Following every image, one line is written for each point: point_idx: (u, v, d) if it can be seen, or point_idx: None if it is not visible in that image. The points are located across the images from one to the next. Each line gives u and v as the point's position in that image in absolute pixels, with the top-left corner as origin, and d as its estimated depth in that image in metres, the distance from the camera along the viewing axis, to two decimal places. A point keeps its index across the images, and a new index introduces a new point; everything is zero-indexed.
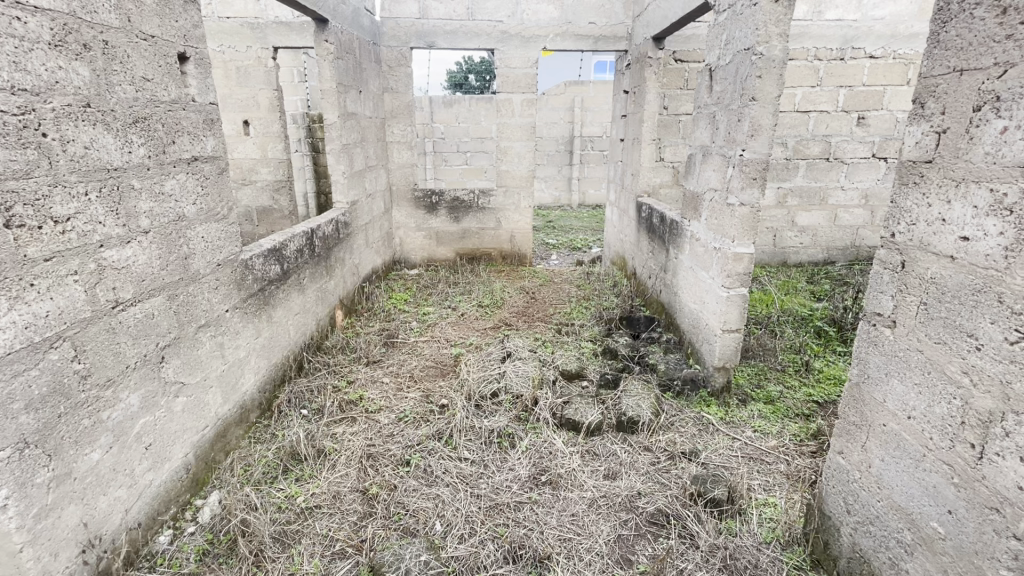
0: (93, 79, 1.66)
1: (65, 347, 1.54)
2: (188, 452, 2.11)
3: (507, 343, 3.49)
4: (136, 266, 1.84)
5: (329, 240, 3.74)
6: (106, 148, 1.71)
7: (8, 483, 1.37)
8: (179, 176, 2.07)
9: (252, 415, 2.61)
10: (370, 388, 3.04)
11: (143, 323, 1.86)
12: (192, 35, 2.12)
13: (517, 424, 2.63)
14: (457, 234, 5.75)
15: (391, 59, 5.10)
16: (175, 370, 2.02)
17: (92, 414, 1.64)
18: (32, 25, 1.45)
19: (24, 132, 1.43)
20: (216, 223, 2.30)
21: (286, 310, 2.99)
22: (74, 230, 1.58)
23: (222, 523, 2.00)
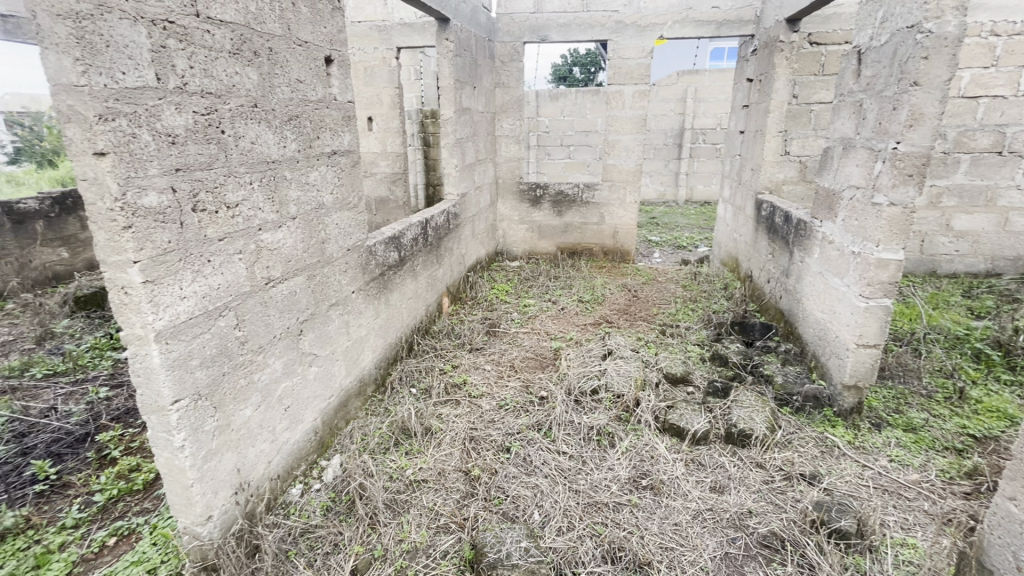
0: (259, 82, 1.89)
1: (230, 316, 1.79)
2: (317, 418, 2.35)
3: (609, 340, 3.44)
4: (285, 248, 2.07)
5: (440, 229, 3.93)
6: (266, 143, 1.93)
7: (185, 427, 1.61)
8: (321, 168, 2.29)
9: (369, 388, 2.83)
10: (473, 373, 3.17)
11: (288, 299, 2.09)
12: (337, 39, 2.34)
13: (617, 424, 2.57)
14: (559, 227, 5.76)
15: (504, 54, 5.19)
16: (310, 342, 2.25)
17: (246, 375, 1.88)
18: (218, 36, 1.68)
19: (208, 129, 1.66)
20: (348, 211, 2.52)
21: (401, 294, 3.20)
22: (241, 214, 1.82)
23: (343, 484, 2.20)
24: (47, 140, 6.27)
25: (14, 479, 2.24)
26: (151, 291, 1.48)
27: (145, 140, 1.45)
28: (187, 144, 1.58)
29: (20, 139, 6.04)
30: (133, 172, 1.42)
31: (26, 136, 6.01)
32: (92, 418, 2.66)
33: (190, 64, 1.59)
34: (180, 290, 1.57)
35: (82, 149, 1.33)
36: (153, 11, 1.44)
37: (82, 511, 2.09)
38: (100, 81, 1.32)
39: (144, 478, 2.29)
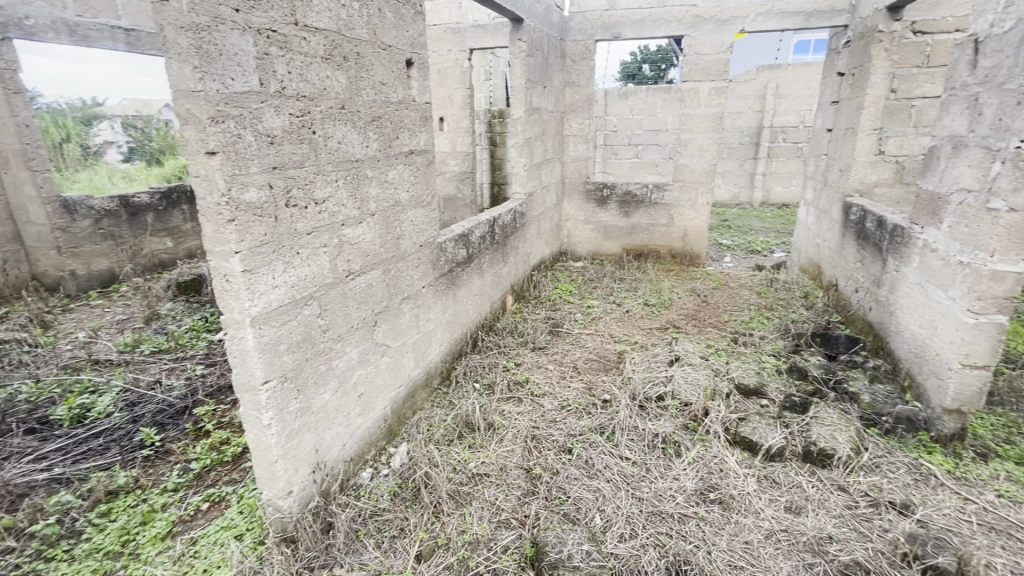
0: (347, 85, 1.99)
1: (314, 306, 1.90)
2: (387, 406, 2.45)
3: (676, 346, 3.33)
4: (364, 243, 2.17)
5: (507, 228, 3.97)
6: (351, 143, 2.04)
7: (272, 407, 1.74)
8: (399, 167, 2.38)
9: (435, 380, 2.92)
10: (536, 372, 3.17)
11: (365, 291, 2.20)
12: (417, 42, 2.42)
13: (684, 433, 2.49)
14: (626, 229, 5.64)
15: (575, 53, 5.16)
16: (383, 334, 2.35)
17: (326, 362, 1.99)
18: (312, 43, 1.79)
19: (302, 130, 1.78)
20: (422, 209, 2.61)
21: (468, 290, 3.27)
22: (327, 209, 1.93)
23: (410, 472, 2.27)
24: (155, 141, 6.95)
25: (127, 443, 2.51)
26: (249, 280, 1.60)
27: (249, 141, 1.57)
28: (283, 143, 1.70)
29: (133, 140, 6.75)
30: (237, 170, 1.54)
31: (139, 136, 6.70)
32: (190, 392, 2.93)
33: (289, 69, 1.70)
34: (272, 279, 1.69)
35: (196, 149, 1.47)
36: (259, 21, 1.57)
37: (181, 477, 2.31)
38: (213, 86, 1.44)
39: (233, 451, 2.49)
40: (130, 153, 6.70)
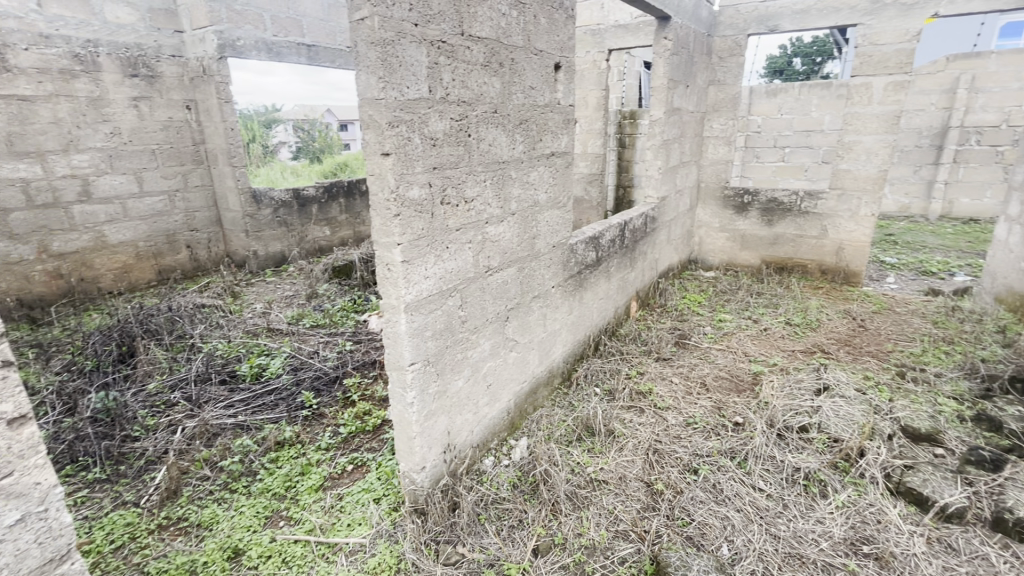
0: (501, 89, 2.09)
1: (457, 298, 2.03)
2: (511, 399, 2.53)
3: (825, 373, 2.97)
4: (504, 241, 2.26)
5: (637, 232, 3.87)
6: (500, 145, 2.13)
7: (415, 387, 1.89)
8: (540, 168, 2.44)
9: (556, 379, 2.95)
10: (659, 384, 3.04)
11: (501, 287, 2.29)
12: (566, 46, 2.46)
13: (832, 472, 2.22)
14: (767, 239, 5.16)
15: (723, 49, 4.83)
16: (513, 329, 2.43)
17: (463, 350, 2.11)
18: (475, 50, 1.91)
19: (460, 133, 1.90)
20: (558, 210, 2.65)
21: (594, 293, 3.24)
22: (474, 208, 2.04)
23: (530, 466, 2.32)
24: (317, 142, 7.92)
25: (291, 402, 2.91)
26: (406, 270, 1.76)
27: (416, 143, 1.72)
28: (443, 146, 1.83)
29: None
30: (405, 170, 1.69)
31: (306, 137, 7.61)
32: (341, 364, 3.31)
33: (453, 76, 1.83)
34: (425, 270, 1.84)
35: (374, 150, 1.64)
36: (433, 33, 1.71)
37: (332, 438, 2.63)
38: (393, 94, 1.60)
39: (374, 421, 2.77)
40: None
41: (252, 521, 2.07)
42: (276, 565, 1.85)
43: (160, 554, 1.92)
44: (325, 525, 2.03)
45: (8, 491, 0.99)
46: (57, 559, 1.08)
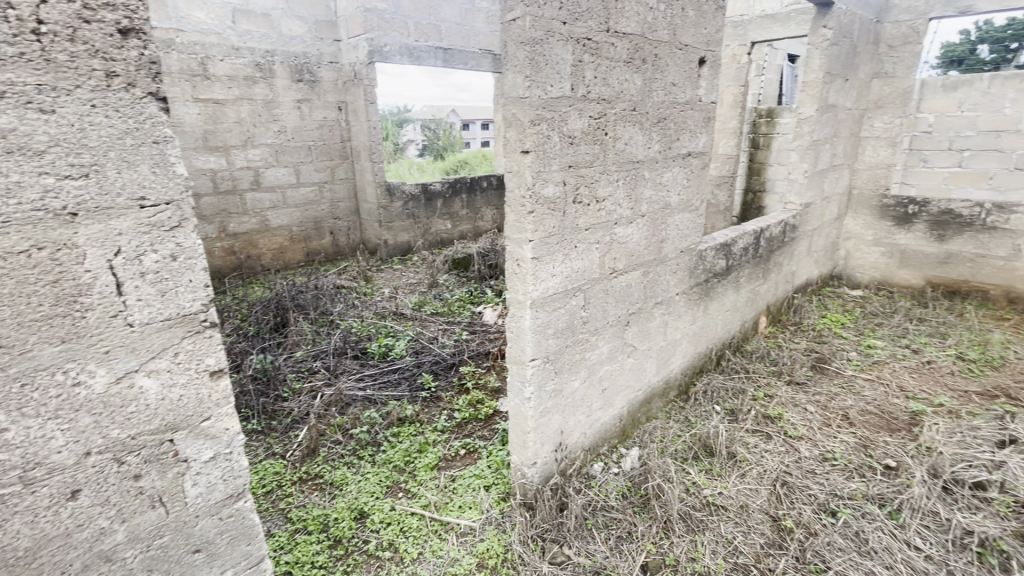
0: (642, 86, 2.01)
1: (580, 298, 2.00)
2: (624, 406, 2.46)
3: (1011, 423, 2.46)
4: (632, 243, 2.18)
5: (774, 241, 3.53)
6: (636, 144, 2.06)
7: (534, 383, 1.91)
8: (675, 169, 2.32)
9: (672, 392, 2.80)
10: (791, 410, 2.75)
11: (624, 291, 2.22)
12: (713, 40, 2.31)
13: (1016, 542, 1.84)
14: (936, 257, 4.42)
15: (895, 37, 4.21)
16: (632, 335, 2.35)
17: (581, 352, 2.09)
18: (619, 47, 1.86)
19: (597, 131, 1.87)
20: (689, 214, 2.50)
21: (720, 304, 3.02)
22: (605, 209, 1.99)
23: (641, 479, 2.23)
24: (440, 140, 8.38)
25: (412, 382, 3.11)
26: (535, 266, 1.78)
27: (555, 141, 1.72)
28: (580, 144, 1.82)
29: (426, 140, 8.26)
30: (543, 168, 1.71)
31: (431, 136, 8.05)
32: (458, 351, 3.46)
33: (596, 74, 1.80)
34: (553, 268, 1.84)
35: (514, 148, 1.68)
36: (580, 31, 1.70)
37: (448, 421, 2.76)
38: (537, 92, 1.63)
39: (486, 411, 2.86)
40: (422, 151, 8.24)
41: (376, 488, 2.25)
42: (395, 533, 1.99)
43: (300, 504, 2.16)
44: (439, 503, 2.14)
45: (206, 432, 1.11)
46: (234, 496, 1.19)
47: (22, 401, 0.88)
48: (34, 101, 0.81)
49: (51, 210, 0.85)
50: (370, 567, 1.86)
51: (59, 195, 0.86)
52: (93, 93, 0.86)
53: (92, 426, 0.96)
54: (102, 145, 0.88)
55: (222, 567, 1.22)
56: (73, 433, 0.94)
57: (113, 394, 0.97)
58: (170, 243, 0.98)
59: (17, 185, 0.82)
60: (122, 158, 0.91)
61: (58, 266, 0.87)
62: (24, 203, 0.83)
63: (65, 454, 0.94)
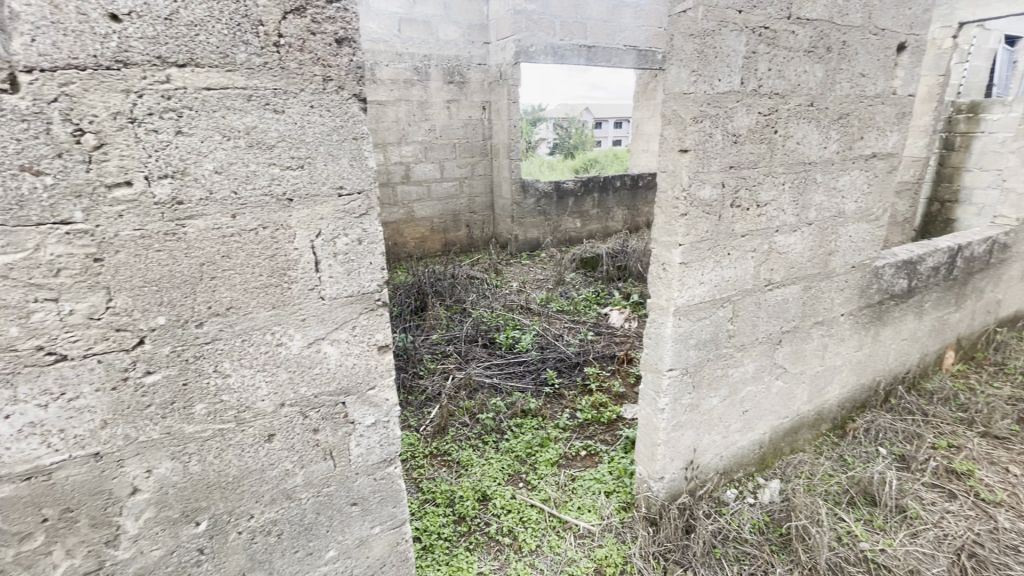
0: (823, 79, 1.79)
1: (728, 309, 1.85)
2: (766, 432, 2.23)
3: None
4: (793, 254, 1.96)
5: (975, 262, 2.92)
6: (809, 144, 1.83)
7: (669, 394, 1.82)
8: (854, 172, 2.03)
9: (824, 425, 2.47)
10: (985, 467, 2.26)
11: (779, 306, 2.00)
12: (919, 22, 1.97)
13: None
14: None
15: None
16: (784, 355, 2.12)
17: (724, 367, 1.94)
18: (800, 36, 1.67)
19: (765, 129, 1.70)
20: (867, 224, 2.17)
21: (895, 331, 2.59)
22: (766, 214, 1.81)
23: (782, 515, 2.00)
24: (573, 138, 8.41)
25: (537, 377, 3.16)
26: (683, 272, 1.68)
27: (717, 139, 1.61)
28: (745, 143, 1.67)
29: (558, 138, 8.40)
30: (701, 168, 1.60)
31: (565, 134, 8.07)
32: (583, 351, 3.43)
33: (770, 66, 1.64)
34: (702, 275, 1.72)
35: (672, 146, 1.61)
36: (757, 19, 1.56)
37: (570, 420, 2.76)
38: (703, 88, 1.53)
39: (609, 415, 2.80)
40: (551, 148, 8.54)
41: (499, 474, 2.32)
42: (515, 521, 2.04)
43: (430, 477, 2.32)
44: (558, 500, 2.15)
45: (370, 400, 1.23)
46: (387, 461, 1.31)
47: (242, 354, 1.06)
48: (271, 103, 0.96)
49: (275, 194, 1.01)
50: (490, 549, 1.93)
51: (281, 183, 1.01)
52: (313, 96, 0.99)
53: (287, 382, 1.12)
54: (315, 141, 1.02)
55: (372, 522, 1.35)
56: (274, 385, 1.11)
57: (304, 356, 1.12)
58: (358, 228, 1.10)
59: (253, 174, 0.98)
60: (329, 152, 1.04)
61: (275, 242, 1.03)
62: (257, 188, 0.99)
63: (267, 402, 1.11)
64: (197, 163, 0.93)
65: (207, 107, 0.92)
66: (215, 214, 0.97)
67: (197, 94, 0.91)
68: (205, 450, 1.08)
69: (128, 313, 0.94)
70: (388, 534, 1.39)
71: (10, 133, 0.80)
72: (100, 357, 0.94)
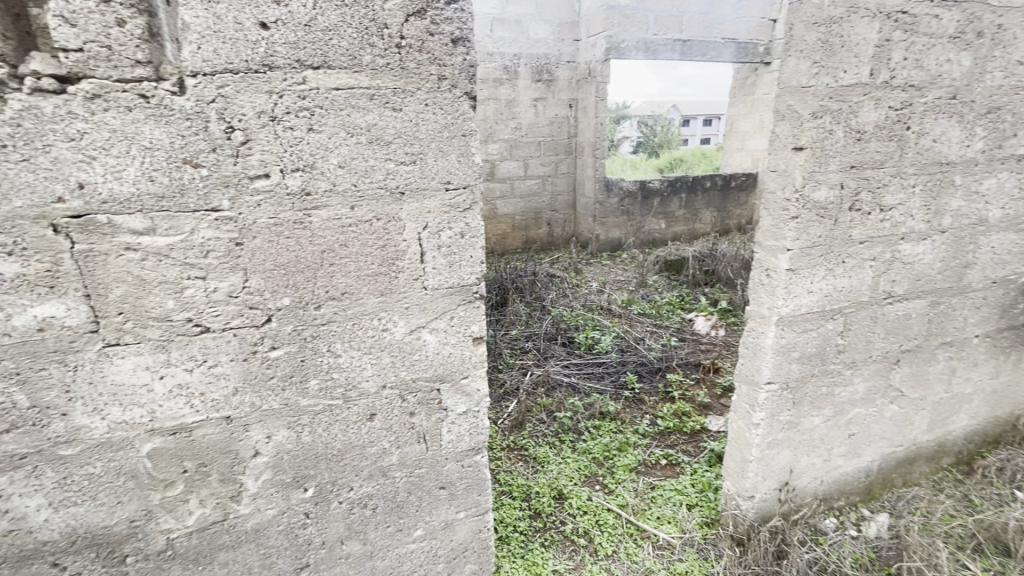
0: (970, 68, 1.58)
1: (839, 321, 1.69)
2: (874, 460, 2.02)
3: None
4: (921, 264, 1.75)
5: None
6: (948, 141, 1.63)
7: (766, 408, 1.70)
8: (1002, 174, 1.77)
9: (945, 459, 2.19)
10: None
11: (900, 322, 1.80)
12: None
13: None
14: None
15: None
16: (902, 377, 1.91)
17: (830, 385, 1.78)
18: (945, 20, 1.49)
19: (895, 125, 1.53)
20: (1015, 233, 1.89)
21: None
22: (891, 219, 1.63)
23: (891, 553, 1.81)
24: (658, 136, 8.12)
25: (616, 380, 3.10)
26: (789, 279, 1.56)
27: (838, 136, 1.47)
28: (870, 140, 1.52)
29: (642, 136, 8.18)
30: (817, 167, 1.48)
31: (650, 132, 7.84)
32: (665, 357, 3.31)
33: (905, 55, 1.47)
34: (811, 283, 1.59)
35: (784, 144, 1.50)
36: (893, 3, 1.41)
37: (650, 426, 2.68)
38: (825, 81, 1.41)
39: (692, 425, 2.68)
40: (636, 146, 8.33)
41: (575, 474, 2.31)
42: (591, 523, 2.02)
43: (507, 470, 2.36)
44: (636, 507, 2.10)
45: (463, 389, 1.27)
46: (474, 450, 1.34)
47: (351, 336, 1.14)
48: (390, 102, 1.02)
49: (389, 188, 1.07)
50: (565, 548, 1.93)
51: (395, 177, 1.06)
52: (428, 95, 1.04)
53: (390, 365, 1.19)
54: (427, 138, 1.07)
55: (457, 507, 1.40)
56: (378, 368, 1.18)
57: (406, 342, 1.18)
58: (462, 222, 1.14)
59: (371, 168, 1.04)
60: (439, 148, 1.08)
61: (387, 233, 1.09)
62: (374, 182, 1.05)
63: (370, 383, 1.19)
64: (323, 158, 1.01)
65: (335, 105, 0.99)
66: (336, 205, 1.04)
67: (328, 94, 0.98)
68: (316, 423, 1.18)
69: (259, 293, 1.05)
70: (472, 520, 1.43)
71: (177, 130, 0.92)
72: (236, 331, 1.05)
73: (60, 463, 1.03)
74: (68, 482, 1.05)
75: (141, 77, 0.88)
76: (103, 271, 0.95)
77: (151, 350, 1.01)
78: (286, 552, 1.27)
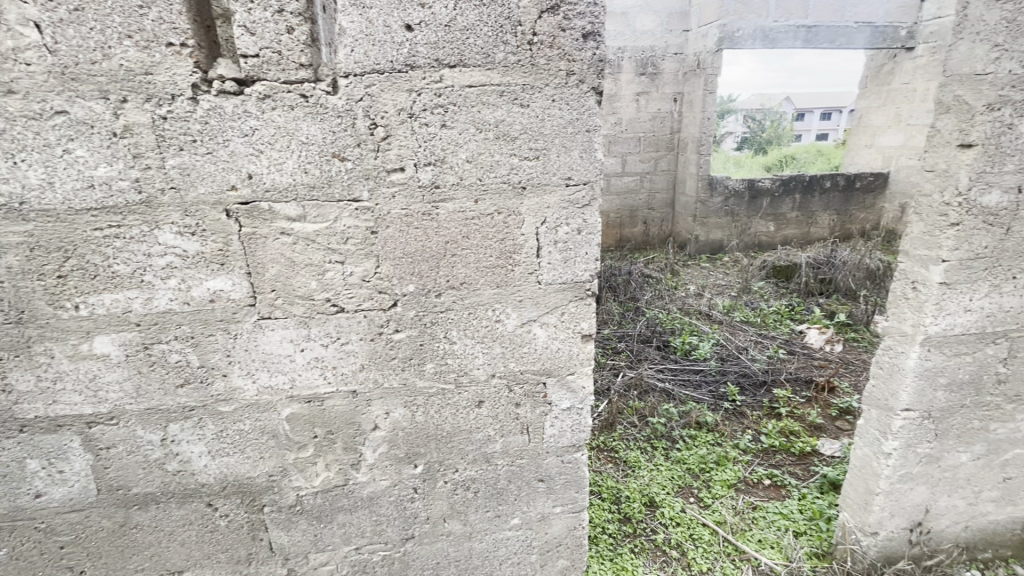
0: None
1: (1003, 347, 1.46)
2: None
3: None
4: None
5: None
6: None
7: (901, 438, 1.53)
8: None
9: None
10: None
11: None
12: None
13: None
14: None
15: None
16: None
17: (984, 419, 1.55)
18: None
19: None
20: None
21: None
22: None
23: None
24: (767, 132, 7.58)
25: (715, 390, 2.94)
26: (942, 295, 1.37)
27: (1019, 132, 1.27)
28: None
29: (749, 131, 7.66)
30: (989, 167, 1.28)
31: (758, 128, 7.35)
32: (772, 369, 3.08)
33: None
34: (970, 301, 1.39)
35: (947, 141, 1.32)
36: None
37: (751, 442, 2.51)
38: (1007, 66, 1.22)
39: (801, 446, 2.47)
40: (742, 142, 7.84)
41: (667, 483, 2.22)
42: (684, 537, 1.93)
43: (596, 470, 2.32)
44: (735, 526, 1.98)
45: (568, 385, 1.27)
46: (575, 446, 1.34)
47: (467, 325, 1.18)
48: (519, 98, 1.04)
49: (512, 182, 1.09)
50: (656, 558, 1.87)
51: (518, 172, 1.08)
52: (555, 90, 1.04)
53: (500, 356, 1.22)
54: (551, 134, 1.07)
55: (554, 501, 1.40)
56: (489, 358, 1.22)
57: (517, 334, 1.21)
58: (579, 218, 1.13)
59: (496, 163, 1.07)
60: (563, 144, 1.08)
61: (506, 227, 1.12)
62: (498, 176, 1.08)
63: (481, 371, 1.23)
64: (453, 153, 1.06)
65: (467, 102, 1.03)
66: (462, 199, 1.09)
67: (461, 92, 1.02)
68: (429, 404, 1.24)
69: (389, 279, 1.12)
70: (567, 516, 1.43)
71: (329, 127, 1.01)
72: (366, 313, 1.14)
73: (218, 418, 1.18)
74: (224, 435, 1.20)
75: (303, 78, 0.98)
76: (262, 252, 1.07)
77: (296, 325, 1.13)
78: (394, 522, 1.36)
